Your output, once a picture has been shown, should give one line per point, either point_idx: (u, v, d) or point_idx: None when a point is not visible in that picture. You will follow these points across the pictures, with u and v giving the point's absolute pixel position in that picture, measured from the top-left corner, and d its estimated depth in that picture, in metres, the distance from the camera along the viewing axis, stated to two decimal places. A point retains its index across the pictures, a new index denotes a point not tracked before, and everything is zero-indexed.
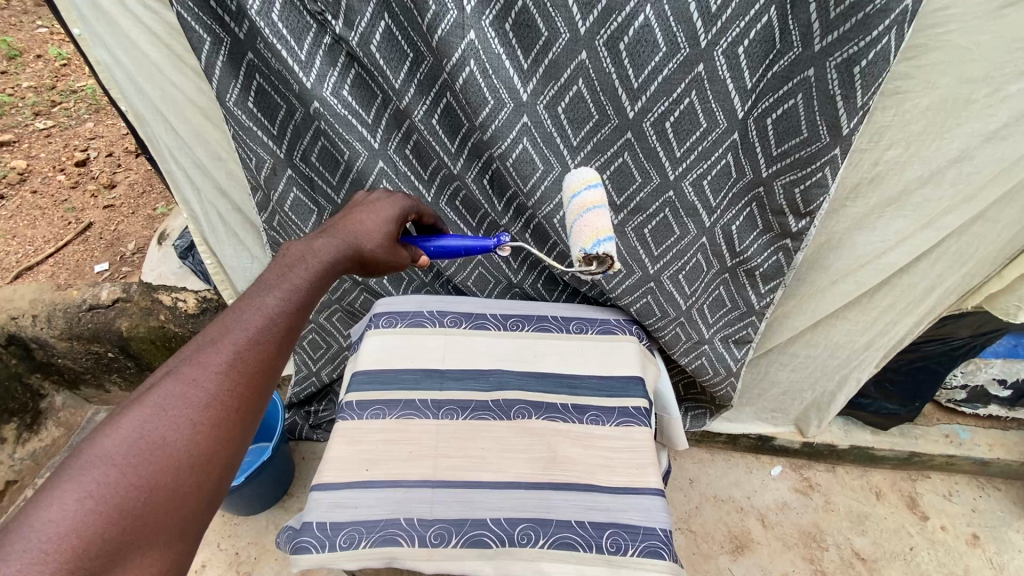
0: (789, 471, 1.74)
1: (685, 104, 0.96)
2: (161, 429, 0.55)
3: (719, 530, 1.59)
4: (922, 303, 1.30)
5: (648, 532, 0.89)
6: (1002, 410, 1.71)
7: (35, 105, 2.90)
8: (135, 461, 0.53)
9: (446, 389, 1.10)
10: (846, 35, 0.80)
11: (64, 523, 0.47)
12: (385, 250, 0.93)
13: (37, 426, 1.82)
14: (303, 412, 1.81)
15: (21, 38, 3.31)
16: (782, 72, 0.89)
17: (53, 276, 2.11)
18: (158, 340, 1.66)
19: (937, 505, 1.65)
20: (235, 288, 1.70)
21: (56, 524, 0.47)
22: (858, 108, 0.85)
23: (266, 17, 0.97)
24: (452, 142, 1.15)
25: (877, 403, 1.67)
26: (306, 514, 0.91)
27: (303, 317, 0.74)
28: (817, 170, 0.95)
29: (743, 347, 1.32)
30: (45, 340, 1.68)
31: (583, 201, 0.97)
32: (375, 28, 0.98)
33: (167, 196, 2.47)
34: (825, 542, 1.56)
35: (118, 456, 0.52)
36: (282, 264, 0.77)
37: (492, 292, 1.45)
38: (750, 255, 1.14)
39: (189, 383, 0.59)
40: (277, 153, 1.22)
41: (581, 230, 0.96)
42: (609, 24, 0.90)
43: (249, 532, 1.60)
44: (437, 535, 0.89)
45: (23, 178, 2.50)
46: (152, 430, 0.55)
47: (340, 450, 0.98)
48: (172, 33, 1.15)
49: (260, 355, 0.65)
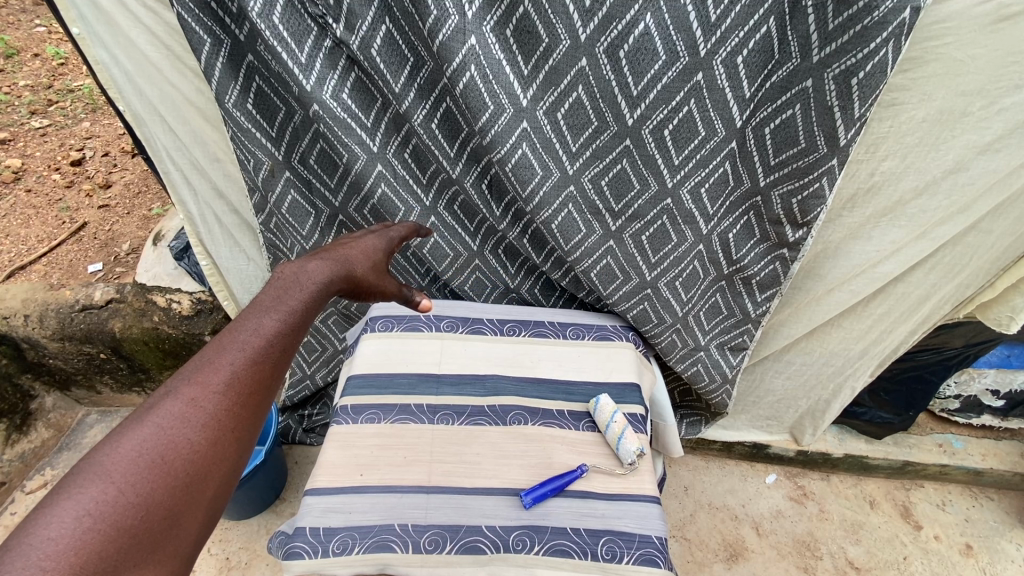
0: (784, 479, 1.74)
1: (684, 112, 0.97)
2: (160, 447, 0.55)
3: (713, 539, 1.58)
4: (918, 313, 1.31)
5: (644, 540, 0.89)
6: (995, 420, 1.72)
7: (32, 104, 2.89)
8: (133, 479, 0.52)
9: (442, 394, 1.09)
10: (844, 46, 0.82)
11: (64, 541, 0.47)
12: (373, 275, 0.94)
13: (26, 427, 1.79)
14: (297, 416, 1.80)
15: (19, 36, 3.30)
16: (781, 82, 0.90)
17: (46, 276, 2.09)
18: (151, 341, 1.64)
19: (931, 514, 1.65)
20: (232, 291, 1.69)
21: (56, 542, 0.46)
22: (854, 119, 0.87)
23: (267, 19, 0.97)
24: (451, 148, 1.15)
25: (872, 412, 1.68)
26: (299, 519, 0.90)
27: (299, 338, 0.73)
28: (815, 180, 0.96)
29: (738, 354, 1.33)
30: (37, 340, 1.66)
31: (603, 415, 1.03)
32: (377, 33, 0.98)
33: (163, 197, 2.46)
34: (819, 551, 1.55)
35: (118, 474, 0.52)
36: (276, 285, 0.76)
37: (488, 297, 1.44)
38: (747, 264, 1.15)
39: (188, 402, 0.59)
40: (275, 155, 1.21)
41: (628, 451, 0.97)
42: (609, 31, 0.90)
43: (241, 537, 1.58)
44: (431, 541, 0.87)
45: (17, 177, 2.48)
46: (151, 448, 0.54)
47: (334, 455, 0.98)
48: (172, 33, 1.15)
49: (258, 374, 0.65)
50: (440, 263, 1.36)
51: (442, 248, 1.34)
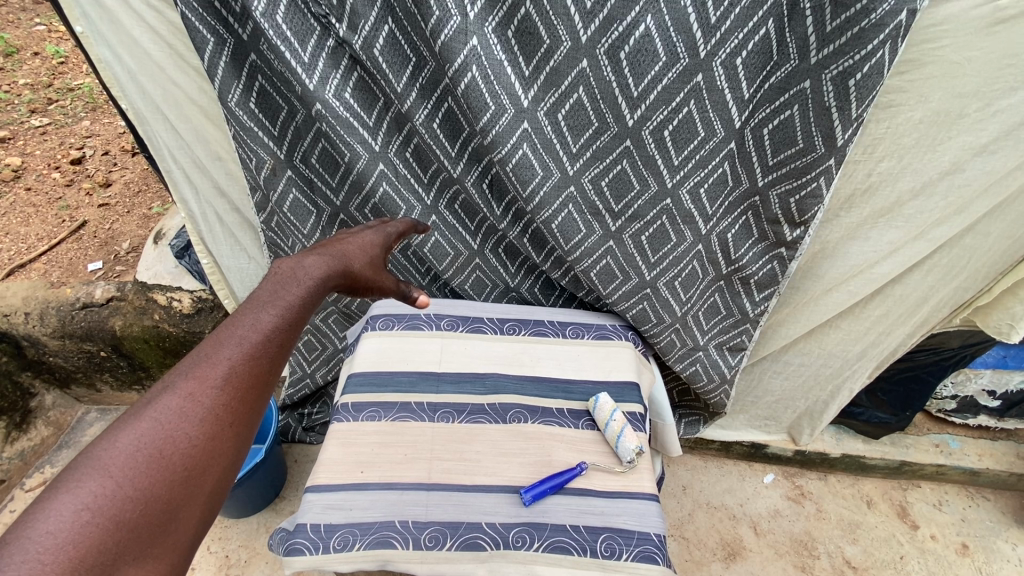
0: (781, 479, 1.75)
1: (683, 112, 0.98)
2: (157, 442, 0.55)
3: (711, 538, 1.59)
4: (915, 314, 1.32)
5: (643, 537, 0.90)
6: (991, 420, 1.73)
7: (32, 103, 2.89)
8: (131, 474, 0.53)
9: (443, 392, 1.10)
10: (841, 48, 0.83)
11: (63, 535, 0.47)
12: (370, 271, 0.95)
13: (26, 425, 1.79)
14: (297, 415, 1.81)
15: (19, 35, 3.30)
16: (780, 82, 0.91)
17: (45, 274, 2.09)
18: (151, 339, 1.65)
19: (928, 514, 1.66)
20: (232, 289, 1.69)
21: (54, 536, 0.47)
22: (852, 120, 0.88)
23: (270, 19, 0.97)
24: (453, 147, 1.16)
25: (869, 412, 1.69)
26: (299, 516, 0.90)
27: (297, 334, 0.74)
28: (812, 180, 0.97)
29: (736, 354, 1.34)
30: (37, 338, 1.66)
31: (603, 414, 1.04)
32: (379, 33, 0.98)
33: (163, 196, 2.47)
34: (816, 550, 1.56)
35: (116, 469, 0.52)
36: (274, 282, 0.77)
37: (488, 296, 1.45)
38: (745, 263, 1.16)
39: (186, 397, 0.59)
40: (277, 154, 1.22)
41: (627, 450, 0.98)
42: (610, 32, 0.91)
43: (240, 535, 1.58)
44: (431, 537, 0.88)
45: (17, 175, 2.48)
46: (148, 443, 0.55)
47: (335, 452, 0.98)
48: (175, 32, 1.15)
49: (255, 370, 0.65)
50: (441, 262, 1.37)
51: (443, 247, 1.34)
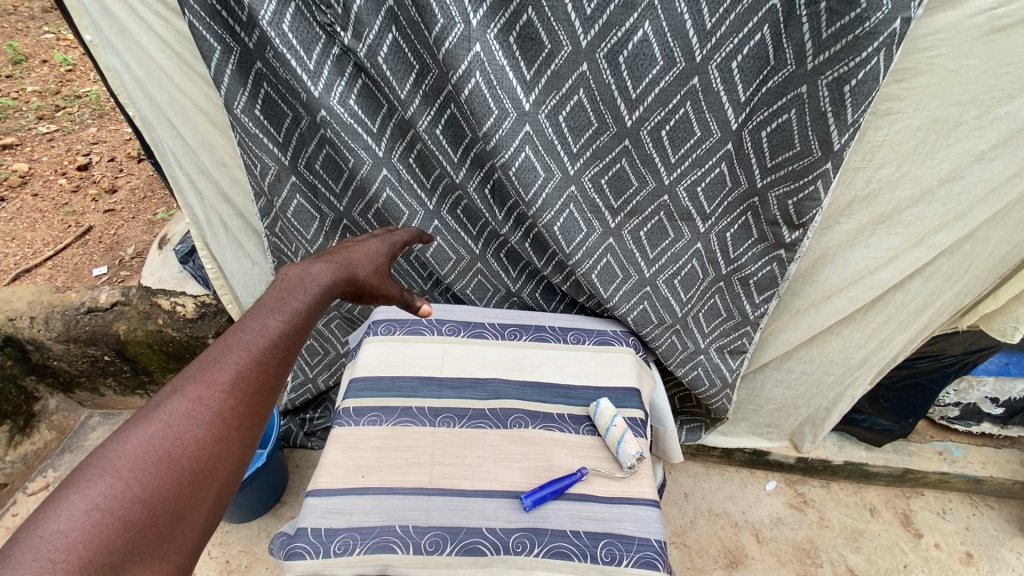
0: (783, 486, 1.74)
1: (680, 114, 0.99)
2: (166, 444, 0.56)
3: (713, 546, 1.58)
4: (917, 320, 1.32)
5: (643, 543, 0.90)
6: (994, 428, 1.72)
7: (39, 109, 2.92)
8: (140, 475, 0.53)
9: (444, 397, 1.10)
10: (837, 55, 0.84)
11: (72, 534, 0.48)
12: (374, 278, 0.96)
13: (30, 429, 1.80)
14: (298, 420, 1.81)
15: (28, 43, 3.34)
16: (776, 87, 0.92)
17: (51, 279, 2.10)
18: (155, 344, 1.66)
19: (931, 522, 1.65)
20: (235, 295, 1.70)
21: (65, 535, 0.47)
22: (848, 124, 0.89)
23: (276, 27, 0.99)
24: (455, 153, 1.16)
25: (872, 420, 1.68)
26: (300, 520, 0.91)
27: (302, 339, 0.74)
28: (809, 183, 0.98)
29: (737, 357, 1.35)
30: (42, 342, 1.67)
31: (603, 419, 1.04)
32: (383, 41, 1.00)
33: (167, 201, 2.48)
34: (819, 558, 1.55)
35: (125, 470, 0.53)
36: (281, 287, 0.78)
37: (490, 300, 1.45)
38: (744, 264, 1.17)
39: (194, 400, 0.60)
40: (281, 160, 1.23)
41: (627, 455, 0.98)
42: (609, 38, 0.92)
43: (241, 540, 1.58)
44: (431, 542, 0.88)
45: (24, 181, 2.51)
46: (158, 445, 0.55)
47: (337, 456, 0.98)
48: (182, 41, 1.17)
49: (261, 374, 0.66)
50: (443, 266, 1.38)
51: (444, 251, 1.35)
